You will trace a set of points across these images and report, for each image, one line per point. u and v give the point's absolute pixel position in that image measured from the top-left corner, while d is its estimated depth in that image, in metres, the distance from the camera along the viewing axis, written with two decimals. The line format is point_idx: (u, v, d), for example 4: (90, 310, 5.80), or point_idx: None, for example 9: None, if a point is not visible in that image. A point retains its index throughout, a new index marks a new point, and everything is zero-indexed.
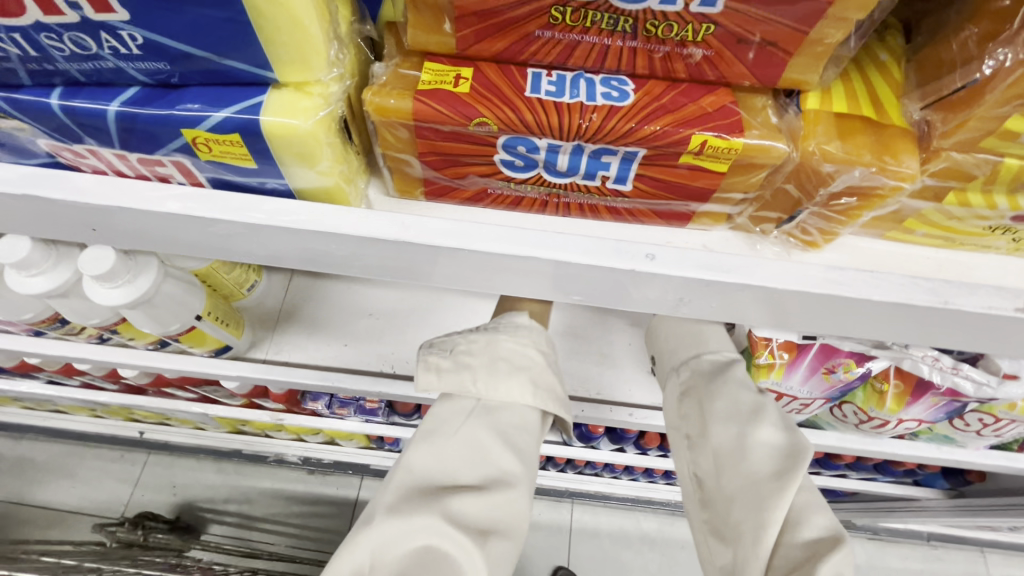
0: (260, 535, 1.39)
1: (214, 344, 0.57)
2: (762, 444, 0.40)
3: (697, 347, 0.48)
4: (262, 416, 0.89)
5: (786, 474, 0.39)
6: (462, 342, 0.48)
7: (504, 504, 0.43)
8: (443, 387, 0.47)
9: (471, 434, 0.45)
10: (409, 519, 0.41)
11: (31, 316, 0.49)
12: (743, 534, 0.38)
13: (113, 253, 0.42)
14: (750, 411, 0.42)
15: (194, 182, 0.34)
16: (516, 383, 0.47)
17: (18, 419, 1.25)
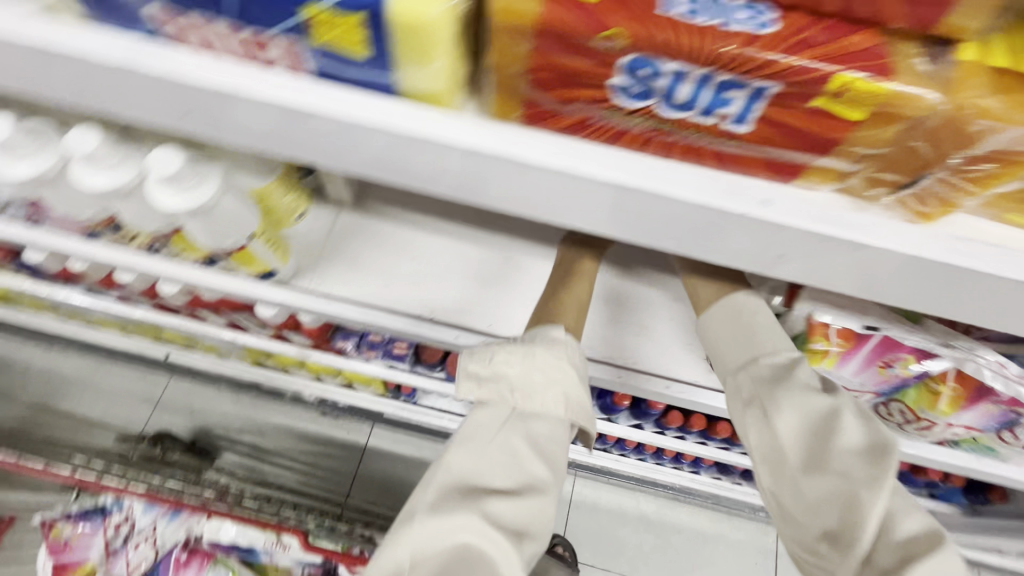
0: (270, 466, 1.43)
1: (260, 267, 0.57)
2: (846, 452, 0.42)
3: (753, 348, 0.49)
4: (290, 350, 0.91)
5: (876, 481, 0.41)
6: (501, 352, 0.52)
7: (536, 508, 0.49)
8: (482, 396, 0.51)
9: (507, 441, 0.49)
10: (449, 517, 0.46)
11: (88, 216, 0.50)
12: (845, 540, 0.41)
13: (180, 158, 0.43)
14: (826, 418, 0.44)
15: (296, 72, 0.31)
16: (550, 396, 0.50)
17: (50, 327, 1.28)
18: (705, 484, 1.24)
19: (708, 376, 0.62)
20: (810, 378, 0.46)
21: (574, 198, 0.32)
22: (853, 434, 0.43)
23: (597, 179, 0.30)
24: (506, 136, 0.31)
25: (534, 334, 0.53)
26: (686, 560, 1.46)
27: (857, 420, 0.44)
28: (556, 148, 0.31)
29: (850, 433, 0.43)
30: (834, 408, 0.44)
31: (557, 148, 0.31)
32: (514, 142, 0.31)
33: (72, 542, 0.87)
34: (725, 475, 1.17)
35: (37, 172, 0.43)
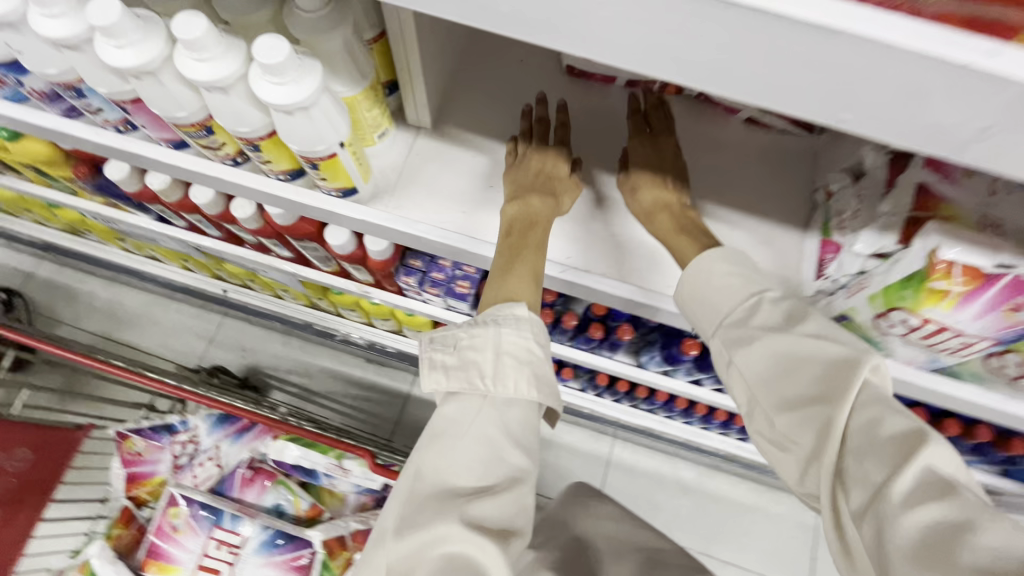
0: (315, 407, 1.47)
1: (344, 183, 0.56)
2: (805, 379, 0.46)
3: (724, 309, 0.53)
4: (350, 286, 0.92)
5: (839, 391, 0.43)
6: (464, 335, 0.49)
7: (519, 501, 0.45)
8: (450, 385, 0.48)
9: (482, 431, 0.46)
10: (429, 528, 0.42)
11: (186, 115, 0.49)
12: (835, 458, 0.42)
13: (286, 45, 0.41)
14: (785, 356, 0.47)
15: None
16: (521, 376, 0.47)
17: (117, 259, 1.33)
18: (752, 452, 1.21)
19: None
20: (773, 323, 0.49)
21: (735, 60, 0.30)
22: (809, 361, 0.46)
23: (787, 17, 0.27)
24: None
25: (485, 316, 0.50)
26: (723, 528, 1.46)
27: (815, 349, 0.46)
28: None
29: (804, 363, 0.46)
30: (792, 346, 0.47)
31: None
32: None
33: (143, 456, 0.91)
34: None
35: (142, 63, 0.43)
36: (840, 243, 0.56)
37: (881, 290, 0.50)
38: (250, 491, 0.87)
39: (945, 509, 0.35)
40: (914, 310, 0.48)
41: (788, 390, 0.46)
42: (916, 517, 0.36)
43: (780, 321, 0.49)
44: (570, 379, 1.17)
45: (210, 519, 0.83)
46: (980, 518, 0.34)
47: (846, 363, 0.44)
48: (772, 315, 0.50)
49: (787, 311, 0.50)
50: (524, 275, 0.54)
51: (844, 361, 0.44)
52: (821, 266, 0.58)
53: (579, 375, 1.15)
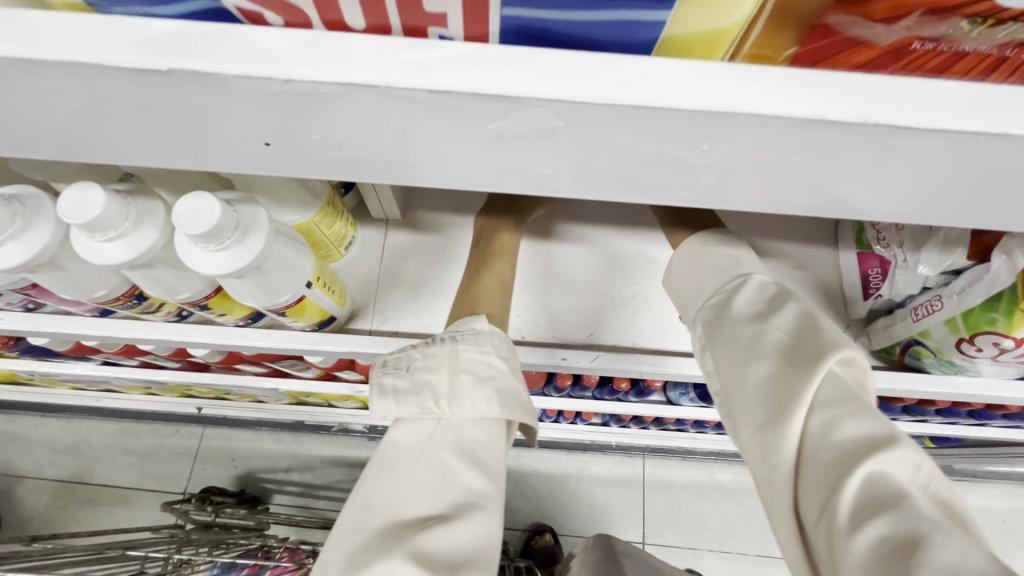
0: (324, 502, 1.35)
1: (317, 316, 0.47)
2: (759, 371, 0.37)
3: (702, 293, 0.44)
4: (339, 390, 0.82)
5: (796, 388, 0.35)
6: (418, 355, 0.43)
7: (480, 528, 0.37)
8: (402, 413, 0.41)
9: (433, 455, 0.40)
10: (371, 569, 0.35)
11: (104, 293, 0.38)
12: (778, 466, 0.34)
13: (216, 201, 0.31)
14: (749, 343, 0.38)
15: (474, 34, 0.21)
16: (481, 396, 0.41)
17: (70, 401, 1.18)
18: None
19: None
20: (748, 308, 0.41)
21: (880, 176, 0.22)
22: (769, 350, 0.37)
23: (971, 131, 0.19)
24: (801, 86, 0.19)
25: (449, 329, 0.45)
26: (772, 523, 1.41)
27: (784, 337, 0.37)
28: (880, 92, 0.19)
29: (765, 352, 0.37)
30: (758, 330, 0.39)
31: (887, 93, 0.19)
32: (823, 92, 0.19)
33: None
34: None
35: (27, 258, 0.33)
36: (885, 258, 0.49)
37: (961, 315, 0.44)
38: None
39: (894, 526, 0.29)
40: (1007, 333, 0.42)
41: (740, 379, 0.38)
42: (866, 536, 0.30)
43: (756, 308, 0.40)
44: (593, 420, 1.08)
45: None
46: (937, 538, 0.28)
47: (815, 350, 0.36)
48: (751, 300, 0.41)
49: (769, 295, 0.41)
50: (490, 292, 0.49)
51: (812, 348, 0.36)
52: (868, 287, 0.51)
53: (602, 417, 1.06)
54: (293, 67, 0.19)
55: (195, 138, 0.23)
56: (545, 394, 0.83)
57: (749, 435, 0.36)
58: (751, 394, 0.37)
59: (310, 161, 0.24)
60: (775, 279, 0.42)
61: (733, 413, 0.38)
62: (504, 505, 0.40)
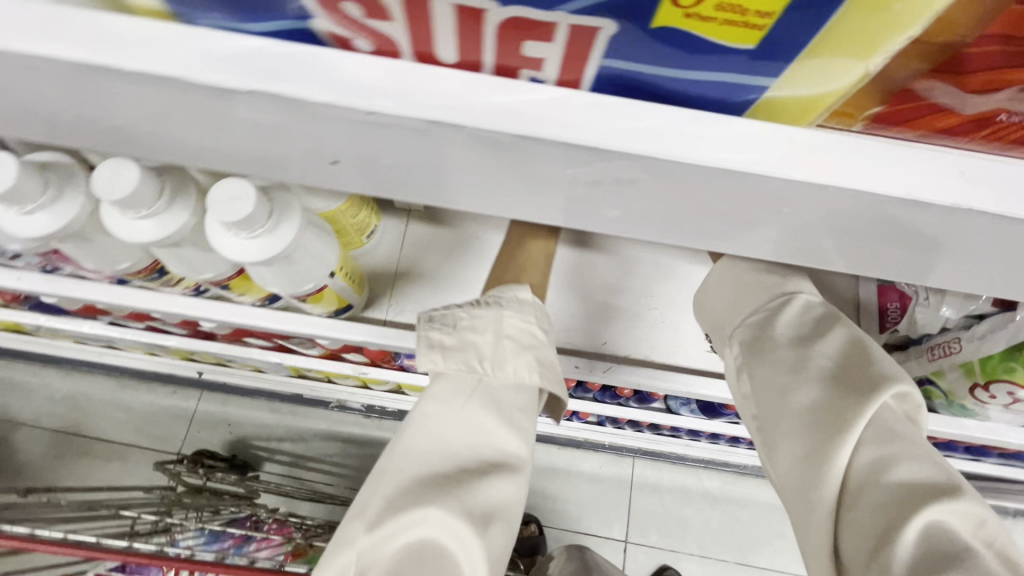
0: (315, 475, 1.37)
1: (334, 304, 0.47)
2: (806, 400, 0.38)
3: (739, 309, 0.45)
4: (344, 369, 0.82)
5: (846, 421, 0.36)
6: (464, 314, 0.41)
7: (512, 489, 0.38)
8: (447, 368, 0.40)
9: (471, 414, 0.39)
10: (406, 516, 0.36)
11: (129, 265, 0.39)
12: (822, 496, 0.36)
13: (251, 189, 0.31)
14: (795, 371, 0.40)
15: (565, 78, 0.22)
16: (521, 362, 0.41)
17: (72, 354, 1.18)
18: None
19: None
20: (792, 331, 0.42)
21: (884, 245, 0.26)
22: (817, 377, 0.39)
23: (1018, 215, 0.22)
24: (888, 163, 0.22)
25: (488, 292, 0.43)
26: (754, 534, 1.43)
27: (833, 367, 0.39)
28: (967, 172, 0.22)
29: (810, 382, 0.39)
30: (804, 357, 0.40)
31: (949, 167, 0.22)
32: (911, 169, 0.22)
33: None
34: None
35: (54, 229, 0.33)
36: (904, 293, 0.47)
37: (978, 362, 0.45)
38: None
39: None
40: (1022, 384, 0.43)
41: (785, 406, 0.39)
42: None
43: (801, 331, 0.41)
44: (590, 419, 1.08)
45: None
46: None
47: (867, 384, 0.37)
48: (795, 322, 0.42)
49: (814, 319, 0.42)
50: (529, 265, 0.49)
51: (866, 381, 0.37)
52: (894, 321, 0.48)
53: (598, 417, 1.07)
54: (382, 102, 0.21)
55: (292, 149, 0.24)
56: None
57: (792, 462, 0.38)
58: (797, 421, 0.38)
59: (373, 175, 0.26)
60: (820, 300, 0.43)
61: (773, 438, 0.39)
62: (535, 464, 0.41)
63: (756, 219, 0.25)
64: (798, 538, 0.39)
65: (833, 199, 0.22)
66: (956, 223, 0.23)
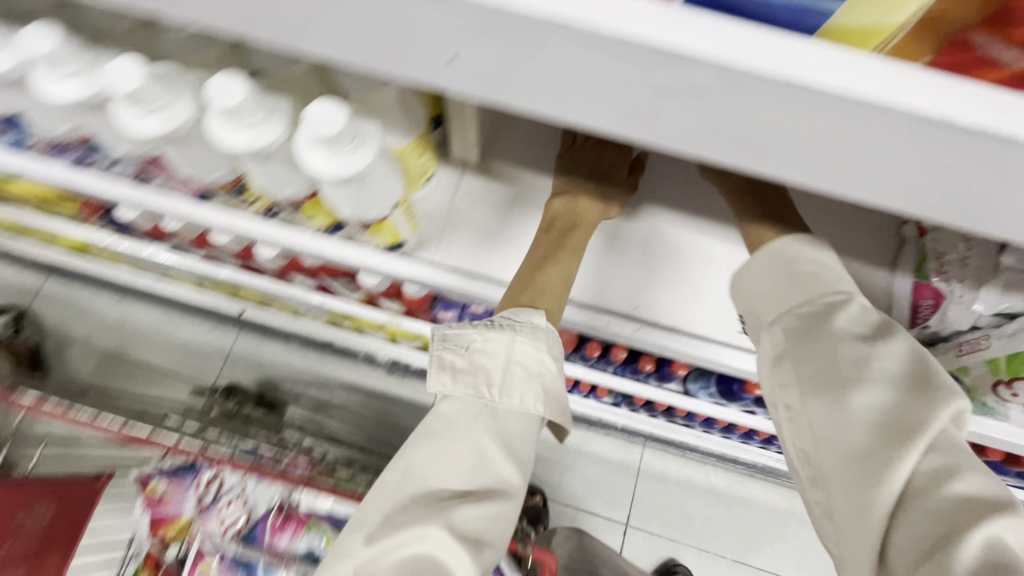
0: (336, 422, 1.43)
1: (389, 239, 0.51)
2: (873, 401, 0.41)
3: (793, 300, 0.47)
4: (381, 316, 0.87)
5: (914, 428, 0.39)
6: (478, 337, 0.48)
7: (500, 511, 0.47)
8: (456, 389, 0.48)
9: (471, 440, 0.47)
10: (407, 531, 0.45)
11: (218, 176, 0.44)
12: (879, 495, 0.39)
13: (342, 110, 0.35)
14: (858, 369, 0.42)
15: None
16: (527, 390, 0.48)
17: (128, 279, 1.27)
18: None
19: None
20: (853, 329, 0.44)
21: (930, 197, 0.26)
22: (882, 381, 0.41)
23: None
24: (946, 94, 0.21)
25: (501, 318, 0.49)
26: (755, 535, 1.44)
27: (898, 373, 0.41)
28: (1008, 107, 0.21)
29: (877, 384, 0.41)
30: (868, 358, 0.42)
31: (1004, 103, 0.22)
32: (959, 103, 0.22)
33: (167, 499, 0.86)
34: None
35: (166, 130, 0.37)
36: (940, 293, 0.49)
37: (1005, 358, 0.46)
38: (283, 539, 0.81)
39: None
40: None
41: (848, 404, 0.41)
42: None
43: (863, 331, 0.43)
44: (606, 399, 1.13)
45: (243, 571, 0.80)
46: None
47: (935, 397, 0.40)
48: (854, 321, 0.44)
49: (872, 323, 0.44)
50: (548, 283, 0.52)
51: (932, 391, 0.40)
52: (918, 315, 0.52)
53: (614, 397, 1.11)
54: None
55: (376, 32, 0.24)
56: (570, 360, 0.87)
57: (853, 460, 0.40)
58: (860, 421, 0.41)
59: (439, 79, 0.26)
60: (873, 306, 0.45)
61: (831, 433, 0.42)
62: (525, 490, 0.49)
63: (795, 156, 0.25)
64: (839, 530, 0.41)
65: (862, 135, 0.23)
66: (997, 166, 0.23)
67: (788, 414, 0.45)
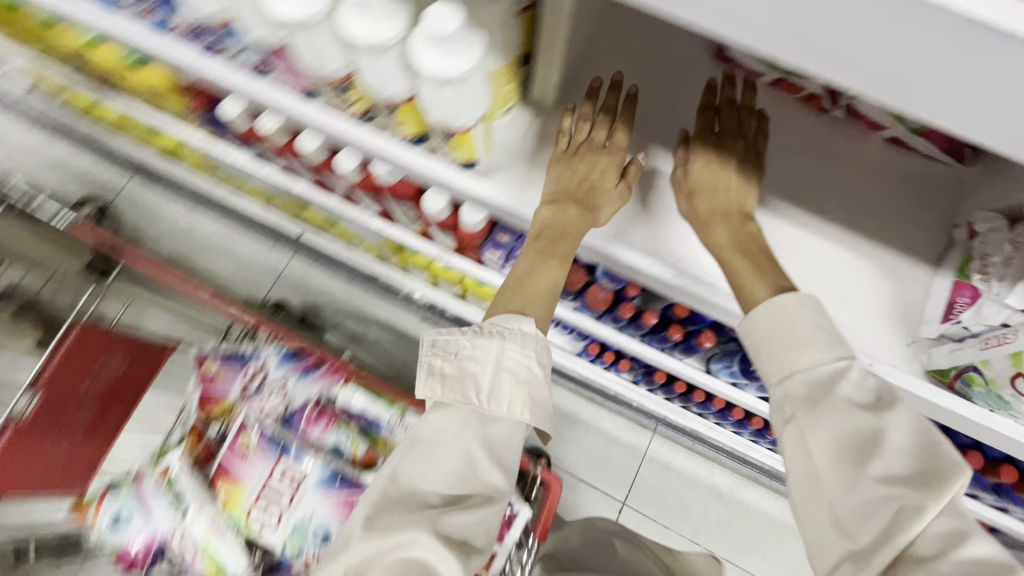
0: (367, 355, 1.52)
1: (465, 155, 0.56)
2: (883, 469, 0.45)
3: (797, 360, 0.51)
4: (432, 250, 0.93)
5: (921, 493, 0.43)
6: (468, 344, 0.54)
7: (488, 516, 0.51)
8: (444, 395, 0.53)
9: (462, 446, 0.52)
10: (399, 534, 0.49)
11: (333, 69, 0.51)
12: (884, 555, 0.43)
13: (455, 12, 0.42)
14: (866, 436, 0.46)
15: None
16: (517, 397, 0.53)
17: (205, 187, 1.38)
18: None
19: (908, 363, 0.57)
20: (854, 397, 0.48)
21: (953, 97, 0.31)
22: (891, 449, 0.45)
23: None
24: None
25: (489, 325, 0.55)
26: (750, 539, 1.45)
27: (904, 442, 0.45)
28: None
29: (886, 453, 0.45)
30: (879, 428, 0.46)
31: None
32: (996, 9, 0.27)
33: (217, 378, 0.94)
34: None
35: (307, 13, 0.46)
36: (979, 290, 0.52)
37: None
38: (316, 429, 0.88)
39: None
40: None
41: (857, 470, 0.46)
42: None
43: (865, 400, 0.47)
44: (627, 374, 1.20)
45: (277, 448, 0.86)
46: None
47: (940, 468, 0.43)
48: (856, 388, 0.48)
49: (874, 389, 0.48)
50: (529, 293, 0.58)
51: (936, 463, 0.44)
52: (950, 311, 0.54)
53: (636, 372, 1.17)
54: None
55: None
56: (600, 321, 0.91)
57: (862, 522, 0.45)
58: (870, 487, 0.45)
59: None
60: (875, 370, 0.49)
61: (841, 494, 0.46)
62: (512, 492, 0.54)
63: (828, 49, 0.32)
64: None
65: (903, 34, 0.29)
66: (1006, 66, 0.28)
67: (800, 475, 0.49)
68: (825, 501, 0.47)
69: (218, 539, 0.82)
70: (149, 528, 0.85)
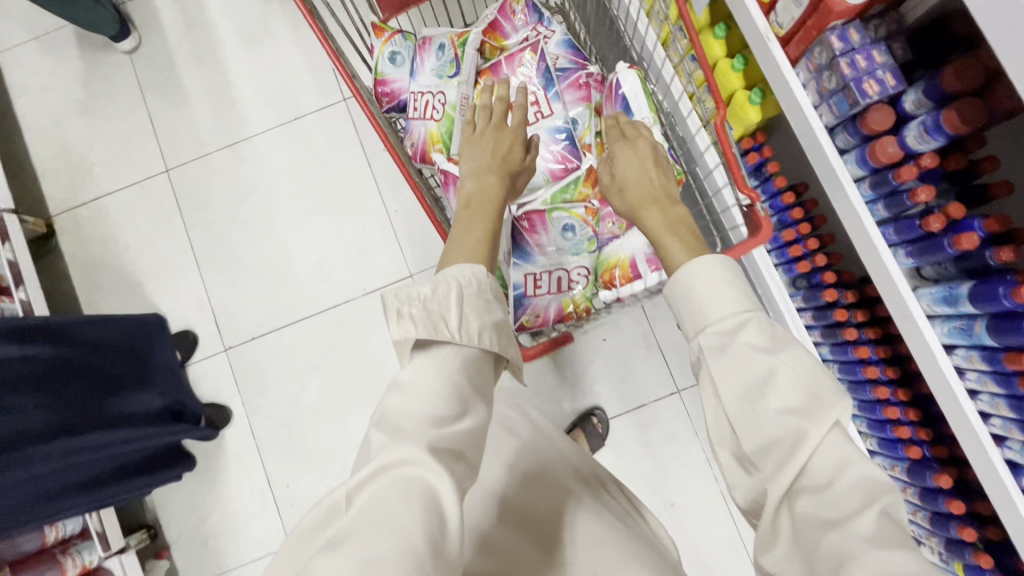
0: None
1: None
2: (779, 402, 0.54)
3: (708, 316, 0.62)
4: (759, 21, 0.89)
5: (809, 413, 0.53)
6: (431, 288, 0.62)
7: (466, 437, 0.56)
8: (418, 333, 0.59)
9: (440, 372, 0.58)
10: (397, 463, 0.51)
11: None
12: (771, 478, 0.53)
13: None
14: (762, 376, 0.56)
15: None
16: (487, 322, 0.63)
17: None
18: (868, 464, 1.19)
19: None
20: (755, 341, 0.58)
21: None
22: (781, 384, 0.55)
23: None
24: None
25: (441, 275, 0.64)
26: None
27: (794, 375, 0.55)
28: None
29: (784, 389, 0.54)
30: (774, 369, 0.56)
31: None
32: None
33: (512, 16, 1.01)
34: (901, 476, 1.12)
35: None
36: None
37: None
38: (572, 93, 0.98)
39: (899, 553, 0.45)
40: None
41: (754, 410, 0.55)
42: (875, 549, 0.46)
43: (763, 343, 0.58)
44: (801, 279, 1.20)
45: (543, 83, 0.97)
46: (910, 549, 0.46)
47: (822, 398, 0.54)
48: (757, 334, 0.59)
49: (769, 334, 0.59)
50: (471, 242, 0.70)
51: (820, 393, 0.54)
52: None
53: (812, 280, 1.18)
54: None
55: None
56: (856, 180, 0.89)
57: (756, 450, 0.55)
58: (775, 423, 0.54)
59: None
60: (770, 320, 0.60)
61: (740, 426, 0.56)
62: (486, 418, 0.60)
63: None
64: (755, 496, 0.55)
65: None
66: None
67: (720, 427, 0.59)
68: (732, 432, 0.57)
69: (458, 115, 0.96)
70: (409, 81, 0.99)
